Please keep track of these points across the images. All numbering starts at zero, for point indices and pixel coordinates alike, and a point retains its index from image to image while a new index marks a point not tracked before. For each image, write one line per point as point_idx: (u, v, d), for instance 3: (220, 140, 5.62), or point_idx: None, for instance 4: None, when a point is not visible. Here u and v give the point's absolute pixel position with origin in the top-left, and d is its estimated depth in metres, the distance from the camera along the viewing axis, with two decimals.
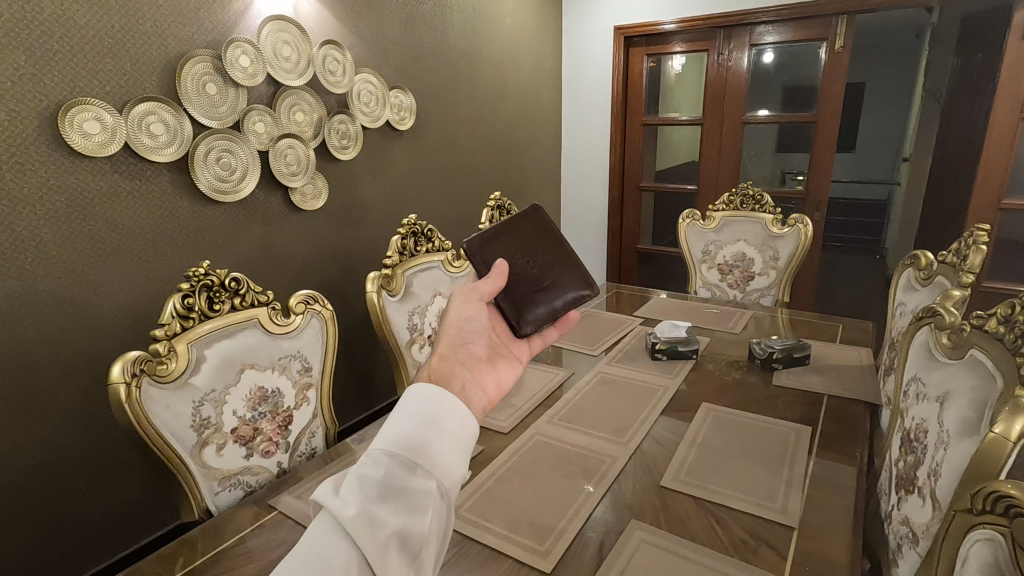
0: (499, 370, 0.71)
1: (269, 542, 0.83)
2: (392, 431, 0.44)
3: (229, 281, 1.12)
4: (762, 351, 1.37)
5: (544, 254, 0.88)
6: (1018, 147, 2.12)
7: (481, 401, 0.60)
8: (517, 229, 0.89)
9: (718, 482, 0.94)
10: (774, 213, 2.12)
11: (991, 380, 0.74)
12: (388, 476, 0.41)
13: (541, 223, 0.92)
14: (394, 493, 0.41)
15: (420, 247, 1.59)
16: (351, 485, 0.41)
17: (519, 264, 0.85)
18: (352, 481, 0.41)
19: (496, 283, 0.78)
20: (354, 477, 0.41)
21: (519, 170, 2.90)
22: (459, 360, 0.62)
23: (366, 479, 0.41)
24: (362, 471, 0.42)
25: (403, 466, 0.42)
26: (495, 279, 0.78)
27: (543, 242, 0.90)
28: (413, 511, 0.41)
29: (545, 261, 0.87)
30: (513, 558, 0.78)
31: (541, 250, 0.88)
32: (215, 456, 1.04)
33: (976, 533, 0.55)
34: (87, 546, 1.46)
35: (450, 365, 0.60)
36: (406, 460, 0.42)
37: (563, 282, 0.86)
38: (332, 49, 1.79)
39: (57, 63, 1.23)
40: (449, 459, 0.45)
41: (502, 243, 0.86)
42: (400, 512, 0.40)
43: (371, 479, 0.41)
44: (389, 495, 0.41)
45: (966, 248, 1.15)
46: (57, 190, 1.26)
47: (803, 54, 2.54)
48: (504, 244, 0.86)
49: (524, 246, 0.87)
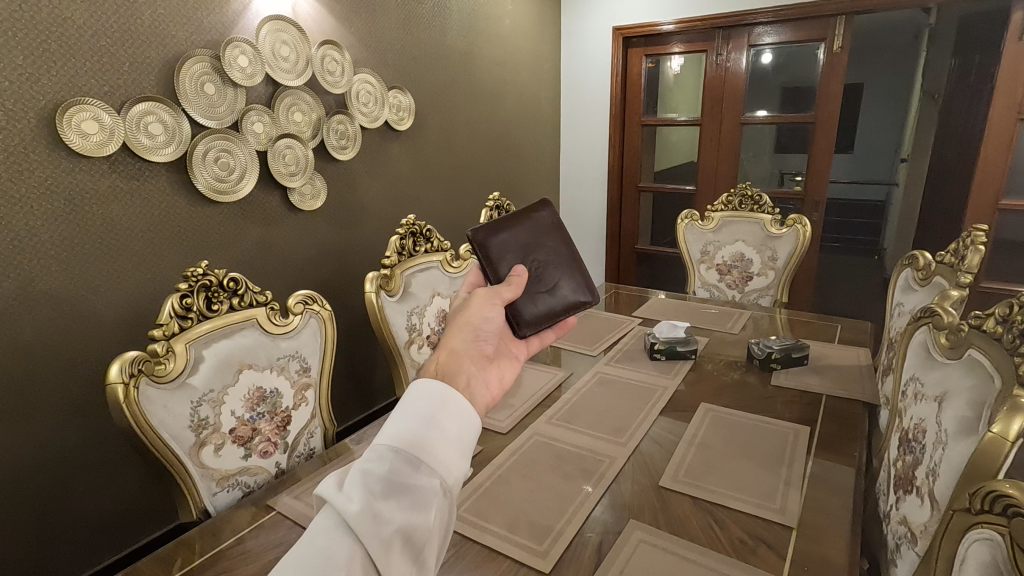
0: (502, 368, 0.71)
1: (267, 543, 0.83)
2: (396, 427, 0.44)
3: (228, 281, 1.11)
4: (760, 352, 1.38)
5: (549, 255, 0.88)
6: (1016, 148, 2.12)
7: (485, 399, 0.59)
8: (524, 227, 0.88)
9: (717, 482, 0.94)
10: (772, 213, 2.12)
11: (989, 380, 0.74)
12: (392, 472, 0.41)
13: (547, 220, 0.91)
14: (398, 490, 0.41)
15: (419, 248, 1.59)
16: (355, 480, 0.41)
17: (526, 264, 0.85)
18: (355, 477, 0.41)
19: (516, 290, 0.77)
20: (358, 472, 0.41)
21: (517, 170, 2.90)
22: (466, 355, 0.61)
23: (370, 475, 0.41)
24: (366, 467, 0.41)
25: (407, 463, 0.42)
26: (516, 286, 0.77)
27: (549, 242, 0.89)
28: (417, 508, 0.41)
29: (549, 263, 0.87)
30: (511, 558, 0.78)
31: (546, 251, 0.88)
32: (213, 457, 1.04)
33: (975, 533, 0.55)
34: (85, 547, 1.45)
35: (458, 358, 0.59)
36: (410, 456, 0.42)
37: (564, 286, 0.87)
38: (331, 49, 1.79)
39: (55, 62, 1.23)
40: (452, 456, 0.44)
41: (511, 242, 0.85)
42: (403, 509, 0.40)
43: (375, 475, 0.41)
44: (393, 491, 0.41)
45: (964, 248, 1.16)
46: (56, 190, 1.25)
47: (800, 54, 2.54)
48: (513, 242, 0.85)
49: (530, 246, 0.87)
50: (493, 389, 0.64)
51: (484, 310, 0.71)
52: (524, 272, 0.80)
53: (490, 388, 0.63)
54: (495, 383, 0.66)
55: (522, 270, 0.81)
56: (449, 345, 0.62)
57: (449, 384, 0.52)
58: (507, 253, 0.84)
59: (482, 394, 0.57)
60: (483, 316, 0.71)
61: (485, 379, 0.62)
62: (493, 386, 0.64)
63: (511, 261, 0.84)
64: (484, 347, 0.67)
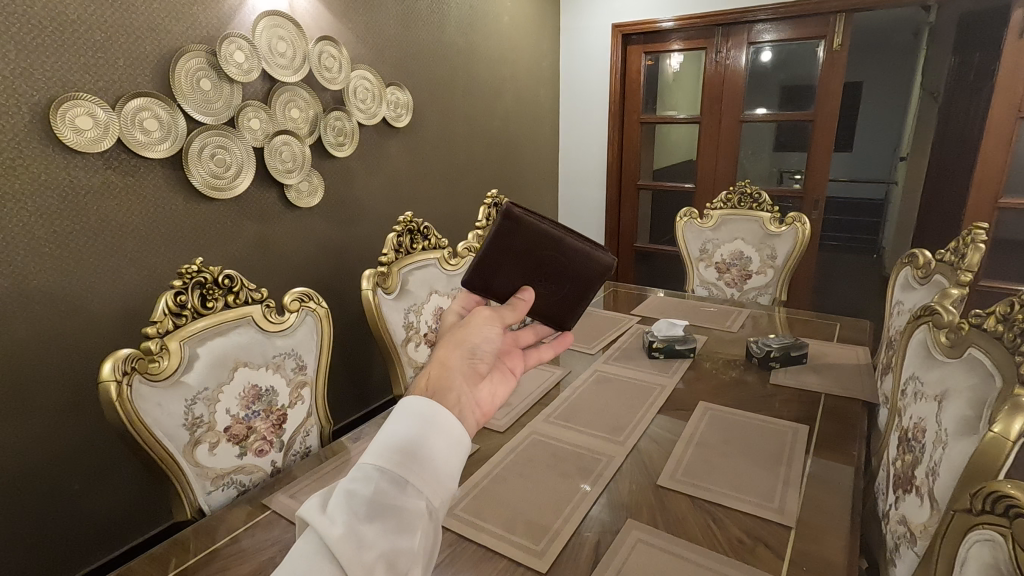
0: (496, 384, 0.61)
1: (262, 542, 0.82)
2: (381, 445, 0.44)
3: (223, 278, 1.10)
4: (760, 350, 1.37)
5: (547, 250, 0.72)
6: (1015, 146, 2.12)
7: (473, 416, 0.54)
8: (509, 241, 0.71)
9: (713, 481, 0.93)
10: (771, 211, 2.11)
11: (989, 378, 0.74)
12: (377, 493, 0.40)
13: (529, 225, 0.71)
14: (383, 512, 0.40)
15: (416, 245, 1.58)
16: (339, 502, 0.40)
17: (530, 276, 0.72)
18: (340, 499, 0.40)
19: (519, 314, 0.67)
20: (342, 493, 0.41)
21: (516, 168, 2.89)
22: (457, 371, 0.56)
23: (355, 496, 0.40)
24: (351, 488, 0.41)
25: (392, 484, 0.41)
26: (518, 309, 0.67)
27: (537, 237, 0.72)
28: (402, 532, 0.40)
29: (555, 259, 0.73)
30: (508, 558, 0.78)
31: (541, 249, 0.72)
32: (207, 456, 1.03)
33: (978, 533, 0.54)
34: (79, 545, 1.45)
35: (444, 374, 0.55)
36: (395, 476, 0.41)
37: (581, 275, 0.74)
38: (328, 45, 1.78)
39: (49, 58, 1.21)
40: (440, 475, 0.44)
41: (500, 259, 0.71)
42: (388, 532, 0.39)
43: (359, 497, 0.40)
44: (376, 513, 0.40)
45: (964, 246, 1.15)
46: (49, 187, 1.24)
47: (801, 52, 2.53)
48: (500, 259, 0.71)
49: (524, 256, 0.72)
50: (486, 404, 0.58)
51: (480, 328, 0.61)
52: (530, 297, 0.70)
53: (479, 406, 0.57)
54: (489, 396, 0.59)
55: (530, 294, 0.70)
56: (441, 361, 0.57)
57: (439, 402, 0.51)
58: (503, 274, 0.71)
59: (472, 410, 0.55)
60: (480, 331, 0.61)
61: (472, 397, 0.56)
62: (485, 401, 0.58)
63: (511, 278, 0.72)
64: (480, 366, 0.59)
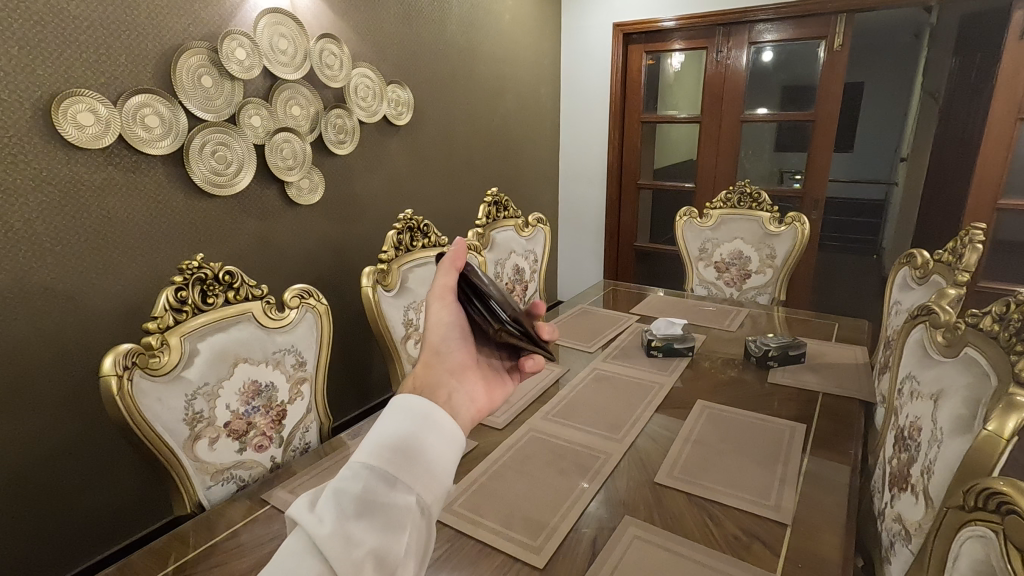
0: (490, 386, 0.62)
1: (261, 537, 0.83)
2: (373, 443, 0.44)
3: (223, 274, 1.11)
4: (758, 349, 1.37)
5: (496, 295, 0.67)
6: (1016, 148, 2.12)
7: (469, 412, 0.55)
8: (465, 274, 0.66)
9: (709, 478, 0.94)
10: (771, 211, 2.11)
11: (984, 378, 0.75)
12: (366, 491, 0.41)
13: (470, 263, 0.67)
14: (372, 509, 0.40)
15: (416, 243, 1.59)
16: (327, 500, 0.40)
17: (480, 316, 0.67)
18: (329, 496, 0.41)
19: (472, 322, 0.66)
20: (331, 491, 0.41)
21: (516, 166, 2.89)
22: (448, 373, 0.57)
23: (344, 494, 0.41)
24: (340, 485, 0.41)
25: (382, 480, 0.41)
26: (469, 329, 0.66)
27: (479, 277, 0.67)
28: (390, 529, 0.40)
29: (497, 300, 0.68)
30: (505, 553, 0.78)
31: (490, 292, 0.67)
32: (207, 450, 1.04)
33: (969, 530, 0.55)
34: (75, 542, 1.45)
35: (436, 374, 0.57)
36: (385, 473, 0.42)
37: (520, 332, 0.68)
38: (329, 43, 1.78)
39: (51, 54, 1.22)
40: (433, 472, 0.44)
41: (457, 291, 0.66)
42: (376, 530, 0.40)
43: (348, 494, 0.41)
44: (366, 510, 0.40)
45: (962, 247, 1.15)
46: (49, 182, 1.24)
47: (802, 52, 2.53)
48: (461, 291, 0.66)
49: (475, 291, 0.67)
50: (481, 400, 0.59)
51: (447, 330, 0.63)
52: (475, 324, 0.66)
53: (475, 402, 0.58)
54: (484, 395, 0.60)
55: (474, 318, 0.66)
56: (427, 363, 0.58)
57: (430, 397, 0.52)
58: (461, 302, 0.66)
59: (468, 407, 0.55)
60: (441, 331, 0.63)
61: (465, 394, 0.57)
62: (480, 398, 0.59)
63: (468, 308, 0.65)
64: (464, 365, 0.61)
